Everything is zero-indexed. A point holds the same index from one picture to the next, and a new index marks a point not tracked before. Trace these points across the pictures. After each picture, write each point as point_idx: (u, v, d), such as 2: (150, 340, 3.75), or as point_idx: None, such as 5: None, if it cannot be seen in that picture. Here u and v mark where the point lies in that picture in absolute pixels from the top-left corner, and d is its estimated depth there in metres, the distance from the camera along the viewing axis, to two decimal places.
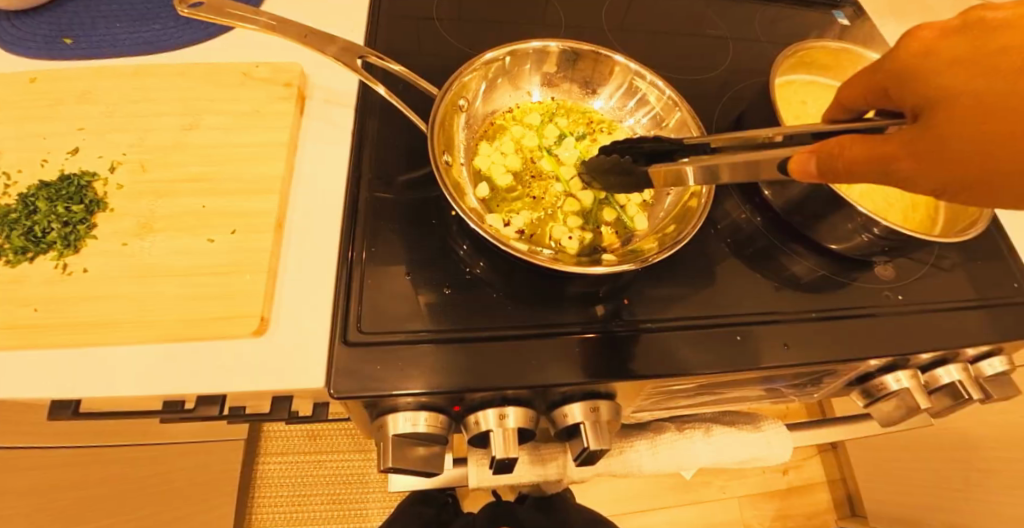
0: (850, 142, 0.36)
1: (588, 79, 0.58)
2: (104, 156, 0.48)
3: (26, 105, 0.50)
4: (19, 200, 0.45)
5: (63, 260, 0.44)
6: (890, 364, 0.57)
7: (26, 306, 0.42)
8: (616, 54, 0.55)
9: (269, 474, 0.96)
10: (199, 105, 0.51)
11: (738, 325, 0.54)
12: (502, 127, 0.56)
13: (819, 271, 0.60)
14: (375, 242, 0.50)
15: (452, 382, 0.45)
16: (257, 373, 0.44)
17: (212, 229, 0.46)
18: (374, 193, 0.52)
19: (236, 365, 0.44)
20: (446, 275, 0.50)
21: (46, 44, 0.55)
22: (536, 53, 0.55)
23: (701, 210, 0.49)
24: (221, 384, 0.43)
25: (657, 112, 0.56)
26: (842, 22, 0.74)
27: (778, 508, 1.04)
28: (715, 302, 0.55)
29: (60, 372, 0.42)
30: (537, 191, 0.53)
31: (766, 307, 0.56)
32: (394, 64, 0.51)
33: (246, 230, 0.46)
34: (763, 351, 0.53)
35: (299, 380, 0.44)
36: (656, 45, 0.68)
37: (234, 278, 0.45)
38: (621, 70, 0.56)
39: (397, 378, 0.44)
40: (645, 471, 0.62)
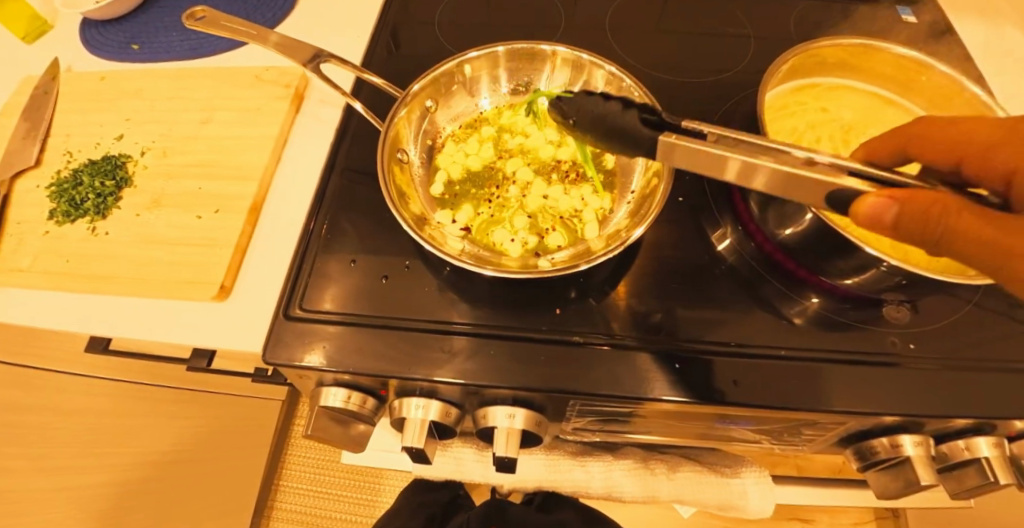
0: (964, 212, 0.32)
1: (525, 74, 0.58)
2: (139, 143, 0.58)
3: (95, 99, 0.63)
4: (72, 174, 0.56)
5: (93, 223, 0.54)
6: (897, 423, 0.48)
7: (61, 258, 0.53)
8: (556, 46, 0.54)
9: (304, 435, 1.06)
10: (215, 102, 0.60)
11: (698, 355, 0.48)
12: (471, 133, 0.57)
13: (815, 309, 0.52)
14: (333, 230, 0.53)
15: (371, 366, 0.46)
16: (212, 335, 0.50)
17: (201, 207, 0.53)
18: (344, 183, 0.56)
19: (198, 324, 0.50)
20: (393, 264, 0.52)
21: (119, 49, 0.68)
22: (489, 58, 0.56)
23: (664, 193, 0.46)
24: (182, 337, 0.50)
25: None
26: (907, 19, 0.63)
27: None
28: (684, 325, 0.50)
29: (71, 312, 0.51)
30: (492, 194, 0.53)
31: (739, 339, 0.50)
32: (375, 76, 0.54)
33: (226, 210, 0.53)
34: (722, 385, 0.46)
35: (248, 344, 0.50)
36: (663, 45, 0.64)
37: (209, 251, 0.52)
38: (568, 60, 0.55)
39: (327, 358, 0.46)
40: (595, 488, 0.58)
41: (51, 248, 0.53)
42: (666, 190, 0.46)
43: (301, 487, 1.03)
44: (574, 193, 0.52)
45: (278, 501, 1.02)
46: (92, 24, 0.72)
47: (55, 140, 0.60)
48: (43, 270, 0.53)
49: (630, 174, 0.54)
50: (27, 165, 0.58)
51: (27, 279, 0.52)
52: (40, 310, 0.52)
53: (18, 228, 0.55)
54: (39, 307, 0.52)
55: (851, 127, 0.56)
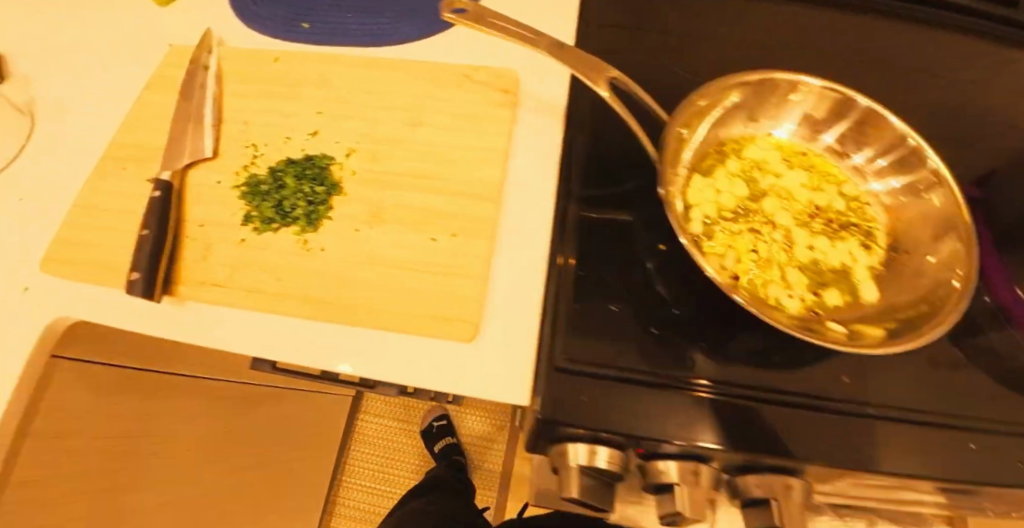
0: None
1: (808, 113, 0.55)
2: (339, 141, 0.51)
3: (271, 82, 0.55)
4: (270, 174, 0.48)
5: (302, 236, 0.46)
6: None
7: (268, 274, 0.45)
8: (858, 95, 0.51)
9: (361, 459, 1.24)
10: (422, 102, 0.52)
11: (1001, 435, 0.42)
12: (718, 168, 0.53)
13: None
14: (585, 266, 0.46)
15: (656, 431, 0.39)
16: (468, 380, 0.43)
17: (435, 229, 0.46)
18: (582, 211, 0.48)
19: (450, 365, 0.43)
20: (656, 311, 0.45)
21: (285, 25, 0.60)
22: (767, 85, 0.53)
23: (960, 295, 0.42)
24: (436, 380, 0.43)
25: (901, 166, 0.52)
26: None
27: None
28: (976, 397, 0.43)
29: (287, 341, 0.44)
30: (755, 238, 0.49)
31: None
32: (642, 91, 0.45)
33: (465, 234, 0.46)
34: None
35: (510, 393, 0.42)
36: (891, 81, 0.60)
37: (455, 281, 0.45)
38: (858, 110, 0.52)
39: (611, 421, 0.39)
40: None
41: (252, 261, 0.46)
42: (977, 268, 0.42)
43: (366, 483, 1.22)
44: (841, 247, 0.49)
45: (340, 497, 1.21)
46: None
47: (230, 128, 0.52)
48: (244, 286, 0.45)
49: (903, 235, 0.50)
50: (204, 155, 0.50)
51: (225, 296, 0.45)
52: (240, 333, 0.44)
53: (202, 232, 0.47)
54: (243, 332, 0.44)
55: None
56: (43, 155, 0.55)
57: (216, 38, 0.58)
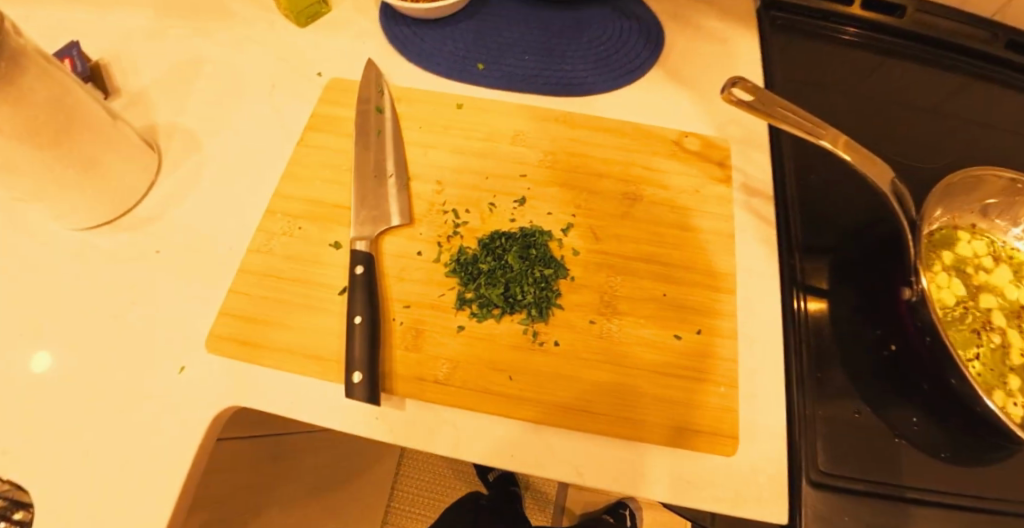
0: None
1: (1011, 209, 0.54)
2: (553, 213, 0.46)
3: (461, 136, 0.50)
4: (486, 250, 0.43)
5: (532, 326, 0.41)
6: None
7: (499, 373, 0.39)
8: None
9: (408, 484, 1.02)
10: (637, 173, 0.48)
11: None
12: (928, 259, 0.51)
13: None
14: (823, 366, 0.44)
15: None
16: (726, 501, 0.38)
17: (679, 326, 0.42)
18: (809, 299, 0.46)
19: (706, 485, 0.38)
20: (893, 415, 0.43)
21: (460, 65, 0.56)
22: (991, 180, 0.51)
23: None
24: (691, 500, 0.38)
25: None
26: None
27: None
28: None
29: (517, 447, 0.38)
30: (976, 339, 0.47)
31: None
32: (907, 201, 0.43)
33: (711, 332, 0.42)
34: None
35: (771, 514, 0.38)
36: None
37: (710, 390, 0.40)
38: None
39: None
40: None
41: (476, 354, 0.40)
42: None
43: None
44: None
45: None
46: (404, 22, 0.59)
47: (422, 187, 0.47)
48: (470, 384, 0.39)
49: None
50: (400, 221, 0.45)
51: (449, 396, 0.39)
52: (468, 440, 0.39)
53: (410, 315, 0.41)
54: (466, 434, 0.39)
55: None
56: (205, 205, 0.51)
57: (381, 73, 0.54)
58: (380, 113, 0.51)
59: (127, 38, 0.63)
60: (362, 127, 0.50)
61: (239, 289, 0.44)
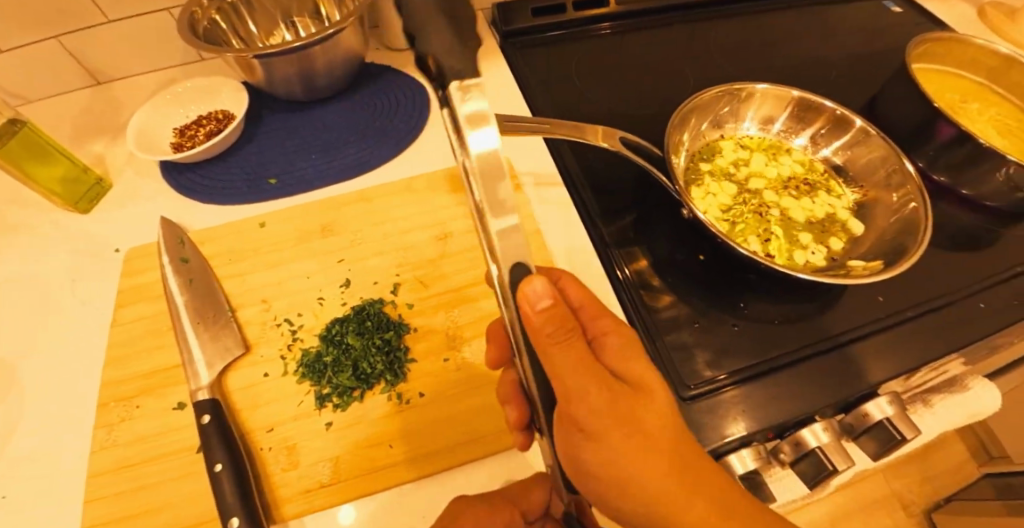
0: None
1: (736, 109, 0.63)
2: (378, 280, 0.48)
3: (270, 249, 0.51)
4: (326, 341, 0.44)
5: (394, 389, 0.42)
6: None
7: (380, 445, 0.40)
8: (765, 84, 0.61)
9: None
10: (440, 215, 0.52)
11: (977, 292, 0.52)
12: (696, 176, 0.59)
13: (985, 228, 0.60)
14: (655, 300, 0.49)
15: (772, 414, 0.43)
16: None
17: None
18: (626, 255, 0.52)
19: None
20: (729, 309, 0.49)
21: (249, 186, 0.57)
22: (705, 99, 0.60)
23: (921, 203, 0.52)
24: None
25: (820, 126, 0.62)
26: (896, 9, 0.87)
27: (918, 473, 1.23)
28: (949, 274, 0.54)
29: (429, 508, 0.39)
30: (761, 218, 0.56)
31: (1005, 265, 0.56)
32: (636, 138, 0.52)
33: None
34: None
35: None
36: (770, 73, 0.76)
37: None
38: (771, 97, 0.62)
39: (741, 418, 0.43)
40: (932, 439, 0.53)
41: (350, 441, 0.40)
42: (920, 183, 0.53)
43: None
44: (821, 200, 0.58)
45: None
46: (186, 168, 0.60)
47: (248, 311, 0.47)
48: (357, 469, 0.39)
49: (854, 170, 0.60)
50: (238, 352, 0.44)
51: (342, 491, 0.39)
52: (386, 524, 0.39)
53: (277, 436, 0.41)
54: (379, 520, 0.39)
55: (946, 99, 0.70)
56: (36, 429, 0.47)
57: (178, 224, 0.54)
58: (186, 263, 0.50)
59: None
60: (170, 281, 0.48)
61: (96, 497, 0.41)
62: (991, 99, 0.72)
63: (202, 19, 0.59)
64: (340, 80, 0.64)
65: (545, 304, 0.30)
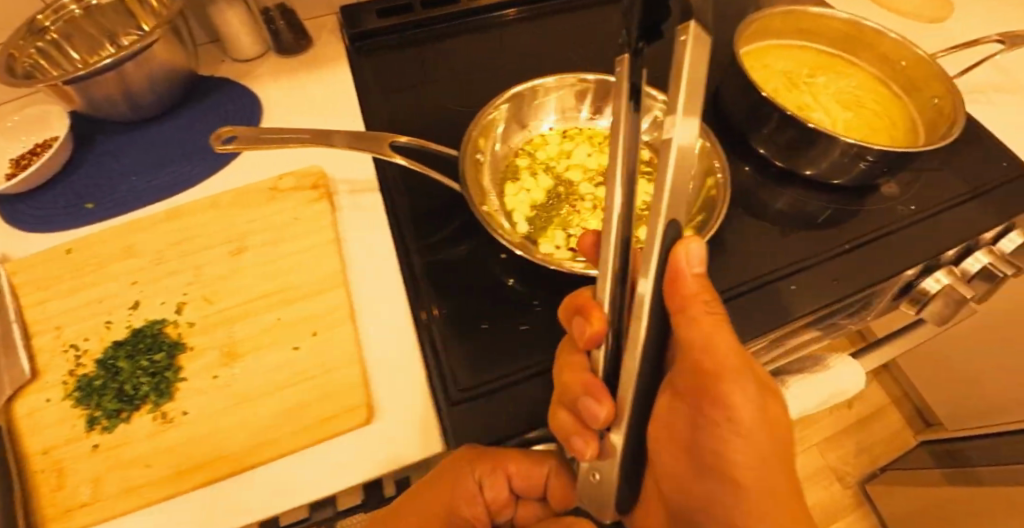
0: None
1: (563, 100, 0.62)
2: (166, 300, 0.49)
3: (74, 275, 0.52)
4: (100, 366, 0.46)
5: (158, 409, 0.44)
6: (965, 248, 0.61)
7: (137, 465, 0.42)
8: (586, 74, 0.61)
9: None
10: (242, 230, 0.53)
11: (784, 277, 0.56)
12: (513, 173, 0.59)
13: (828, 207, 0.62)
14: (443, 302, 0.49)
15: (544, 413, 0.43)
16: (372, 459, 0.43)
17: (294, 337, 0.46)
18: (427, 258, 0.52)
19: (359, 455, 0.43)
20: (521, 310, 0.49)
21: (70, 213, 0.58)
22: (521, 94, 0.60)
23: (723, 196, 0.52)
24: (342, 479, 0.42)
25: (642, 111, 0.61)
26: None
27: (855, 441, 1.23)
28: (756, 262, 0.57)
29: (185, 520, 0.40)
30: (572, 211, 0.55)
31: (835, 244, 0.59)
32: (422, 143, 0.52)
33: (324, 328, 0.47)
34: (829, 284, 0.55)
35: (416, 451, 0.43)
36: None
37: (326, 377, 0.45)
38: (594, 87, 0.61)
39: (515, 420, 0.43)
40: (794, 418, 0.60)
41: (113, 461, 0.42)
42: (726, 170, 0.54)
43: None
44: (639, 188, 0.57)
45: None
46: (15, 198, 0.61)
47: (43, 338, 0.49)
48: (115, 488, 0.41)
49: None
50: (24, 379, 0.46)
51: (100, 510, 0.40)
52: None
53: (49, 458, 0.42)
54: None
55: (784, 86, 0.71)
56: None
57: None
58: None
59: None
60: None
61: None
62: (831, 78, 0.73)
63: (22, 59, 0.59)
64: (168, 99, 0.66)
65: (698, 269, 0.31)
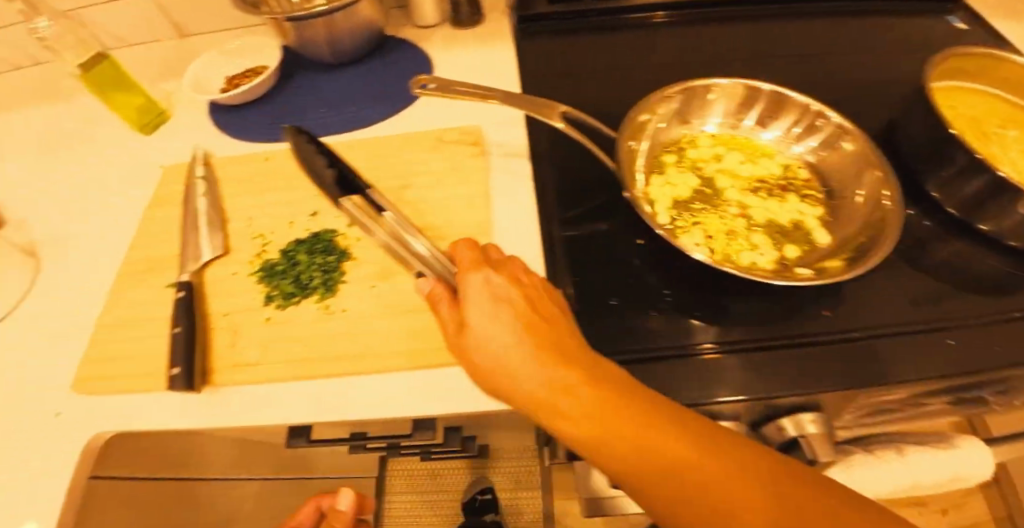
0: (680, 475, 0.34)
1: (727, 105, 0.62)
2: (340, 214, 0.57)
3: (269, 179, 0.62)
4: (283, 255, 0.54)
5: (326, 300, 0.51)
6: None
7: (299, 343, 0.49)
8: (763, 84, 0.60)
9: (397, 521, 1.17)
10: (407, 168, 0.60)
11: (954, 330, 0.48)
12: (659, 165, 0.59)
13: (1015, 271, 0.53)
14: (578, 270, 0.53)
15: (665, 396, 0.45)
16: (492, 393, 0.46)
17: None
18: (567, 227, 0.56)
19: (478, 386, 0.46)
20: (653, 295, 0.51)
21: (269, 130, 0.68)
22: (689, 92, 0.61)
23: (892, 221, 0.49)
24: (463, 402, 0.45)
25: (819, 129, 0.58)
26: (970, 19, 0.79)
27: None
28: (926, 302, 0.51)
29: (325, 399, 0.47)
30: (718, 215, 0.55)
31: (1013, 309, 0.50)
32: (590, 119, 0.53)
33: None
34: (995, 349, 0.47)
35: None
36: (799, 69, 0.72)
37: None
38: (767, 97, 0.60)
39: None
40: (897, 490, 0.53)
41: (281, 334, 0.49)
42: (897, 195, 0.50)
43: None
44: (790, 206, 0.56)
45: None
46: (228, 110, 0.72)
47: (236, 226, 0.58)
48: (278, 357, 0.48)
49: (834, 179, 0.57)
50: (217, 252, 0.55)
51: (264, 371, 0.48)
52: (288, 404, 0.47)
53: (229, 319, 0.51)
54: (287, 399, 0.47)
55: (980, 121, 0.65)
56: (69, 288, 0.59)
57: (205, 151, 0.66)
58: (202, 181, 0.61)
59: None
60: (189, 192, 0.60)
61: (97, 341, 0.52)
62: None
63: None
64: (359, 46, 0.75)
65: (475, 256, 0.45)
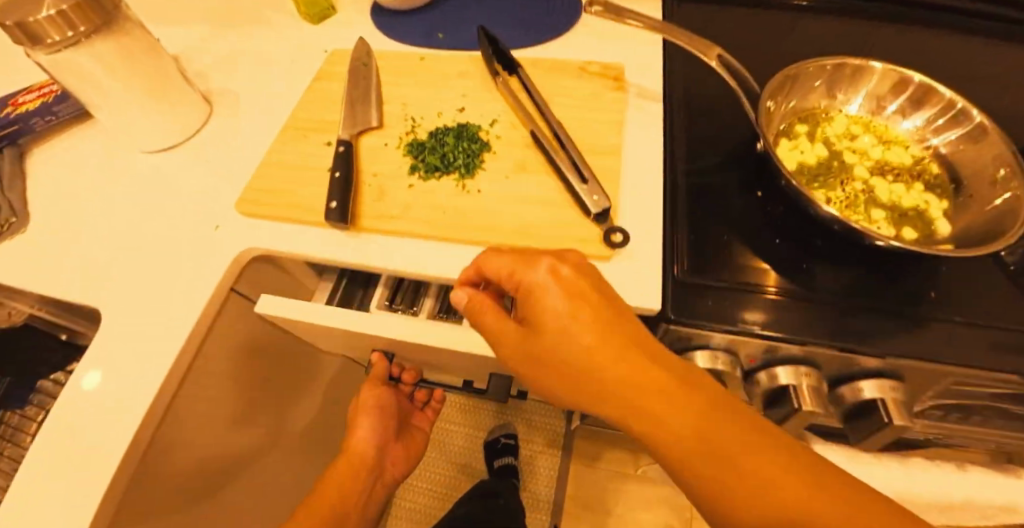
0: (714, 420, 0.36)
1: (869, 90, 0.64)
2: (485, 114, 0.62)
3: (423, 74, 0.68)
4: (432, 135, 0.60)
5: (463, 180, 0.56)
6: None
7: (438, 210, 0.54)
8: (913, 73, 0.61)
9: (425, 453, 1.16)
10: (550, 90, 0.65)
11: None
12: (793, 134, 0.62)
13: None
14: (695, 205, 0.57)
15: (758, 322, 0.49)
16: None
17: None
18: (689, 168, 0.60)
19: None
20: (761, 240, 0.54)
21: (425, 36, 0.74)
22: (835, 69, 0.63)
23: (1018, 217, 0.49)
24: None
25: (959, 124, 0.59)
26: None
27: None
28: None
29: (454, 260, 0.53)
30: (840, 186, 0.58)
31: None
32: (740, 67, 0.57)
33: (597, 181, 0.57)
34: None
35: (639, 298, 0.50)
36: (945, 74, 0.72)
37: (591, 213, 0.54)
38: (913, 87, 0.61)
39: (728, 317, 0.49)
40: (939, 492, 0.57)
41: (422, 199, 0.55)
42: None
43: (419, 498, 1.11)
44: (916, 192, 0.57)
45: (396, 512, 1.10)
46: (390, 14, 0.79)
47: (391, 107, 0.64)
48: (416, 217, 0.54)
49: (966, 177, 0.57)
50: (374, 124, 0.61)
51: (403, 225, 0.54)
52: (419, 258, 0.53)
53: (378, 179, 0.57)
54: (419, 253, 0.53)
55: None
56: (239, 133, 0.67)
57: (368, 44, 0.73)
58: (366, 65, 0.68)
59: (184, 39, 0.83)
60: (353, 72, 0.67)
61: (261, 176, 0.60)
62: None
63: None
64: None
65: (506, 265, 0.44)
